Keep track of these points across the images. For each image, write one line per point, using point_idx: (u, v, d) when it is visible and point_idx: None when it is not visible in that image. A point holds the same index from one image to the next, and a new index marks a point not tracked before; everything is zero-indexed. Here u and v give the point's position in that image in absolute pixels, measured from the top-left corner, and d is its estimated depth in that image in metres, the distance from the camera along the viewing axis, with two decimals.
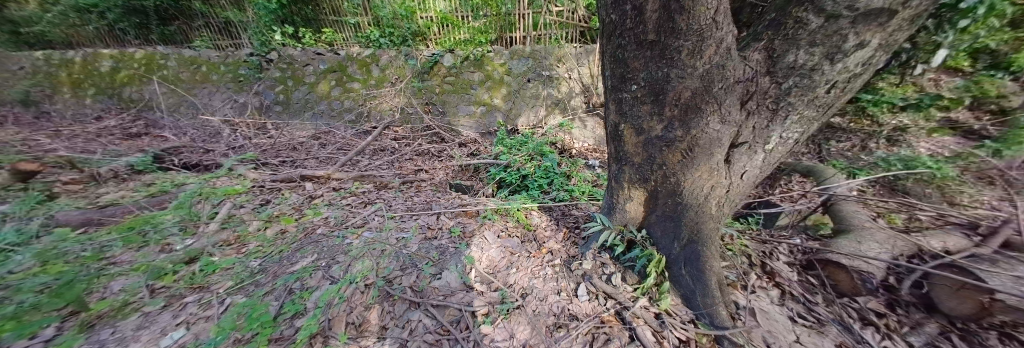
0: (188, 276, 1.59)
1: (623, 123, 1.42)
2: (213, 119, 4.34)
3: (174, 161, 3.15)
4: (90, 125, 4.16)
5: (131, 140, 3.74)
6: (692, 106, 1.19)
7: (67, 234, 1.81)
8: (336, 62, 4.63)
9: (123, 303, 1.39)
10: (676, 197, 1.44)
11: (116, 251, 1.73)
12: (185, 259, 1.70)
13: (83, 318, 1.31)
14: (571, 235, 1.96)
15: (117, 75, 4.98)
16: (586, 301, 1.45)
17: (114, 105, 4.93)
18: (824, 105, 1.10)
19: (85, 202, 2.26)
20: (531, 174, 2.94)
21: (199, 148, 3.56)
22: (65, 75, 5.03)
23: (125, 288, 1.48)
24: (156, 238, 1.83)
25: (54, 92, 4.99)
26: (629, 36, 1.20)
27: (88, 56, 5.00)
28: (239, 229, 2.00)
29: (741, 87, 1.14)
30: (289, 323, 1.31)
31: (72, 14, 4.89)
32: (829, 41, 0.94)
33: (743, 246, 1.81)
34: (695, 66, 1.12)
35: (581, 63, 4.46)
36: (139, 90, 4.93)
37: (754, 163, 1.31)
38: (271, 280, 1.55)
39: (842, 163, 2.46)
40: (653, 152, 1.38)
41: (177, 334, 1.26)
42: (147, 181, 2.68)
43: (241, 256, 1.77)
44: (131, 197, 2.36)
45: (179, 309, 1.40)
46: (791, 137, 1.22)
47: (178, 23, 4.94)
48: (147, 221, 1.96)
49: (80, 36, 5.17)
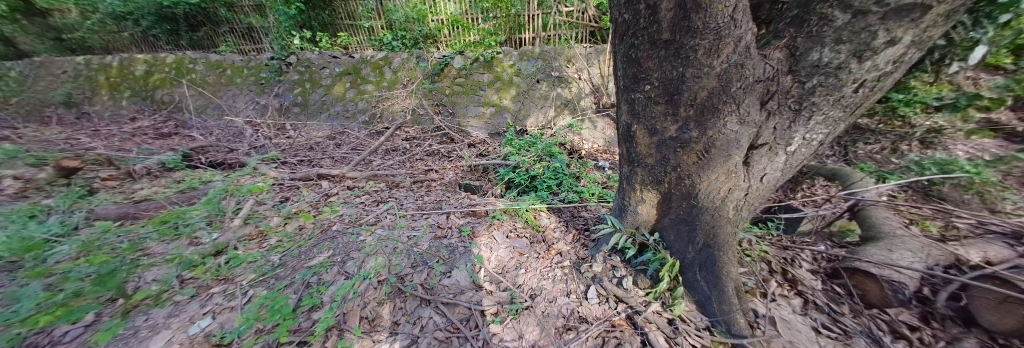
0: (215, 268, 1.66)
1: (635, 123, 1.40)
2: (237, 119, 4.51)
3: (202, 159, 3.31)
4: (126, 125, 4.42)
5: (163, 140, 3.95)
6: (708, 106, 1.15)
7: (110, 227, 1.95)
8: (351, 65, 4.78)
9: (159, 291, 1.47)
10: (690, 200, 1.39)
11: (149, 243, 1.82)
12: (212, 252, 1.77)
13: (120, 305, 1.39)
14: (580, 237, 1.93)
15: (150, 78, 5.28)
16: (596, 304, 1.43)
17: (148, 107, 5.22)
18: (851, 105, 1.04)
19: (122, 198, 2.41)
20: (540, 175, 2.94)
21: (224, 148, 3.72)
22: (103, 79, 5.36)
23: (159, 278, 1.56)
24: (187, 231, 1.93)
25: (94, 94, 5.33)
26: (643, 35, 1.18)
27: (125, 61, 5.33)
28: (261, 224, 2.08)
29: (761, 86, 1.09)
30: (307, 316, 1.36)
31: (109, 21, 5.24)
32: (856, 38, 0.89)
33: (763, 252, 1.74)
34: (713, 65, 1.09)
35: (591, 63, 4.42)
36: (170, 93, 5.20)
37: (776, 165, 1.24)
38: (290, 274, 1.61)
39: (871, 166, 2.34)
40: (667, 154, 1.34)
41: (205, 323, 1.32)
42: (177, 178, 2.82)
43: (263, 250, 1.84)
44: (164, 193, 2.50)
45: (206, 299, 1.46)
46: (815, 139, 1.16)
47: (205, 29, 5.24)
48: (178, 216, 2.07)
49: (117, 41, 5.55)
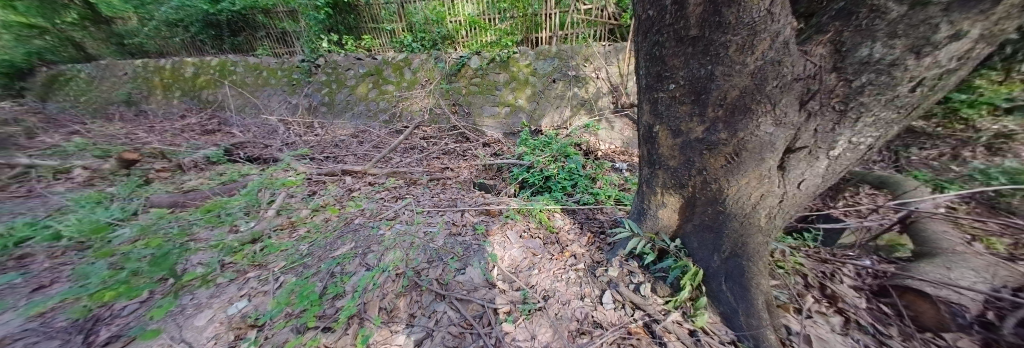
0: (251, 255, 1.76)
1: (657, 124, 1.34)
2: (271, 118, 4.77)
3: (241, 154, 3.52)
4: (176, 122, 4.81)
5: (208, 136, 4.26)
6: (739, 106, 1.07)
7: (163, 213, 2.12)
8: (374, 66, 4.94)
9: (205, 273, 1.59)
10: (717, 206, 1.31)
11: (196, 229, 1.96)
12: (249, 239, 1.88)
13: (173, 285, 1.52)
14: (595, 240, 1.88)
15: (198, 79, 5.69)
16: (611, 309, 1.39)
17: (196, 106, 5.63)
18: (909, 106, 0.87)
19: (174, 187, 2.62)
20: (555, 175, 2.90)
21: (260, 144, 3.95)
22: (158, 80, 5.85)
23: (204, 261, 1.68)
24: (229, 219, 2.06)
25: (150, 94, 5.84)
26: (669, 32, 1.14)
27: (175, 64, 5.80)
28: (292, 216, 2.18)
29: (800, 84, 0.97)
30: (331, 303, 1.41)
31: (164, 28, 5.75)
32: (914, 32, 0.74)
33: (799, 264, 1.62)
34: (746, 62, 1.01)
35: (609, 62, 4.29)
36: (214, 93, 5.58)
37: (815, 171, 1.10)
38: (317, 263, 1.67)
39: (926, 174, 2.12)
40: (692, 156, 1.27)
41: (242, 304, 1.42)
42: (220, 170, 3.03)
43: (294, 240, 1.92)
44: (208, 184, 2.68)
45: (243, 282, 1.56)
46: (863, 143, 0.99)
47: (244, 34, 5.62)
48: (221, 206, 2.21)
49: (169, 46, 6.06)
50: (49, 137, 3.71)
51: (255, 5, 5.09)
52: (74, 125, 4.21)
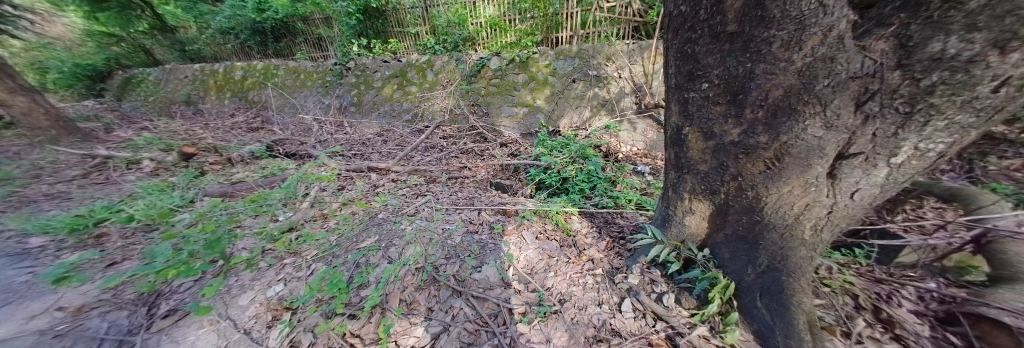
0: (289, 243, 1.87)
1: (687, 125, 1.28)
2: (307, 117, 5.04)
3: (281, 150, 3.72)
4: (225, 120, 5.23)
5: (252, 133, 4.60)
6: (783, 106, 0.97)
7: (218, 201, 2.32)
8: (399, 68, 5.09)
9: (251, 257, 1.73)
10: (753, 215, 1.21)
11: (243, 217, 2.12)
12: (287, 227, 2.01)
13: (222, 267, 1.68)
14: (614, 245, 1.81)
15: (245, 81, 6.14)
16: (631, 318, 1.32)
17: (242, 106, 6.05)
18: (995, 108, 0.69)
19: (223, 179, 2.85)
20: (572, 177, 2.84)
21: (297, 141, 4.17)
22: (212, 82, 6.42)
23: (249, 247, 1.83)
24: (270, 209, 2.21)
25: (205, 95, 6.43)
26: (703, 28, 1.08)
27: (226, 67, 6.34)
28: (324, 208, 2.28)
29: (856, 83, 0.83)
30: (356, 292, 1.47)
31: (218, 36, 6.33)
32: (1001, 23, 0.59)
33: (849, 284, 1.40)
34: (792, 59, 0.91)
35: (633, 60, 4.09)
36: (258, 94, 5.97)
37: (871, 180, 0.95)
38: (344, 254, 1.75)
39: (1009, 187, 1.84)
40: (726, 160, 1.19)
41: (278, 288, 1.53)
42: (262, 164, 3.24)
43: (325, 230, 2.01)
44: (252, 176, 2.88)
45: (280, 268, 1.67)
46: (931, 149, 0.82)
47: (285, 40, 6.05)
48: (265, 197, 2.38)
49: (222, 51, 6.67)
50: (123, 132, 4.28)
51: (295, 13, 5.41)
52: (143, 122, 4.76)
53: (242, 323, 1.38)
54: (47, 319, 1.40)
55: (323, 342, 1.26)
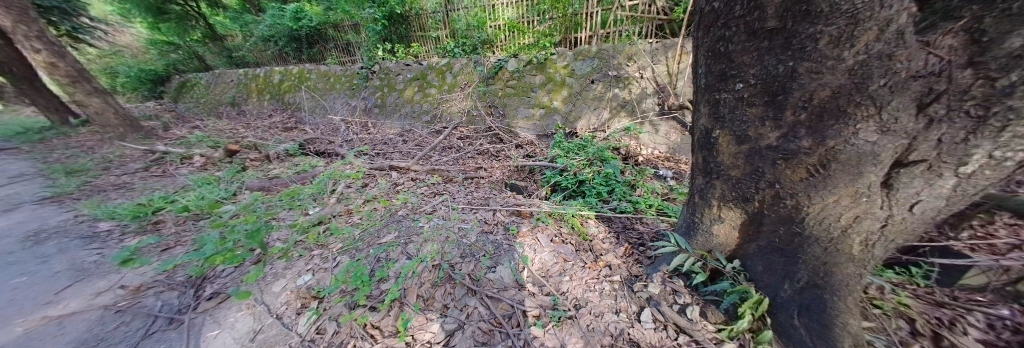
0: (319, 235, 1.93)
1: (718, 128, 1.21)
2: (334, 118, 5.25)
3: (312, 148, 3.88)
4: (263, 120, 5.57)
5: (286, 132, 4.87)
6: (830, 108, 0.88)
7: (259, 195, 2.47)
8: (420, 71, 5.20)
9: (286, 247, 1.80)
10: (792, 226, 1.12)
11: (279, 211, 2.24)
12: (316, 221, 2.09)
13: (260, 255, 1.77)
14: (634, 251, 1.74)
15: (281, 84, 6.51)
16: (651, 329, 1.26)
17: (278, 107, 6.40)
18: None
19: (261, 174, 3.03)
20: (590, 180, 2.77)
21: (326, 140, 4.34)
22: (253, 85, 6.91)
23: (284, 238, 1.91)
24: (300, 204, 2.31)
25: (247, 97, 6.94)
26: (738, 25, 1.02)
27: (266, 72, 6.81)
28: (349, 204, 2.34)
29: (918, 82, 0.73)
30: (377, 285, 1.49)
31: (261, 43, 6.87)
32: None
33: (906, 307, 1.15)
34: (842, 57, 0.81)
35: (656, 60, 3.92)
36: (292, 96, 6.29)
37: (936, 191, 0.84)
38: (367, 248, 1.78)
39: None
40: (762, 166, 1.11)
41: (307, 277, 1.59)
42: (295, 162, 3.40)
43: (351, 225, 2.06)
44: (286, 172, 3.03)
45: (309, 259, 1.73)
46: (1014, 157, 0.70)
47: (318, 46, 6.42)
48: (298, 192, 2.50)
49: (264, 57, 7.23)
50: (179, 131, 4.77)
51: (327, 21, 5.82)
52: (197, 123, 5.27)
53: (275, 309, 1.44)
54: (111, 295, 1.56)
55: (346, 331, 1.29)
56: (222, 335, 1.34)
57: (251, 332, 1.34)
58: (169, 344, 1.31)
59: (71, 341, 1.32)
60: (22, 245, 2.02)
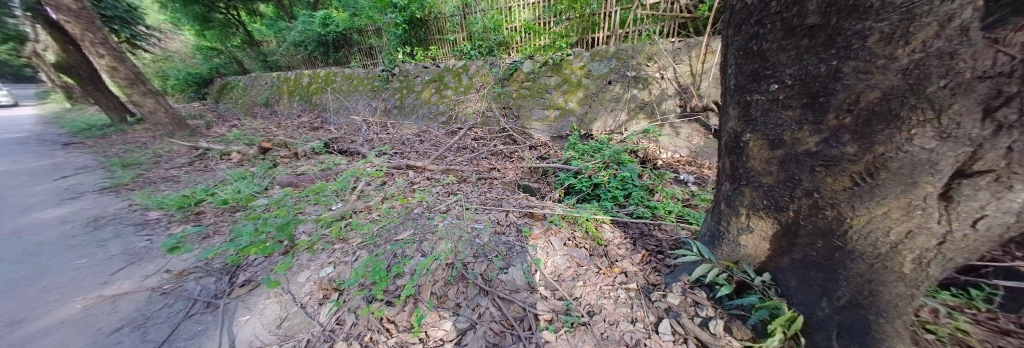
0: (343, 230, 1.97)
1: (748, 132, 1.15)
2: (356, 118, 5.40)
3: (336, 147, 4.01)
4: (292, 120, 5.83)
5: (312, 131, 5.07)
6: (879, 112, 0.80)
7: (288, 190, 2.56)
8: (437, 73, 5.29)
9: (312, 241, 1.85)
10: (832, 238, 1.03)
11: (305, 206, 2.31)
12: (339, 216, 2.14)
13: (288, 246, 1.82)
14: (652, 259, 1.68)
15: (308, 86, 6.80)
16: (669, 341, 1.20)
17: (305, 107, 6.67)
18: None
19: (289, 170, 3.16)
20: (605, 183, 2.71)
21: (349, 139, 4.48)
22: (284, 87, 7.26)
23: (309, 232, 1.97)
24: (323, 200, 2.38)
25: (277, 98, 7.30)
26: (774, 22, 0.96)
27: (296, 75, 7.16)
28: (368, 201, 2.39)
29: (984, 84, 0.65)
30: (393, 281, 1.50)
31: (292, 48, 7.25)
32: None
33: (966, 335, 1.01)
34: (895, 55, 0.74)
35: (678, 60, 3.79)
36: (318, 97, 6.54)
37: (1005, 205, 0.75)
38: (384, 244, 1.80)
39: None
40: (798, 173, 1.04)
41: (328, 270, 1.62)
42: (320, 159, 3.52)
43: (371, 221, 2.10)
44: (312, 169, 3.15)
45: (331, 252, 1.77)
46: None
47: (342, 51, 6.67)
48: (323, 189, 2.57)
49: (292, 59, 7.58)
50: (221, 130, 5.13)
51: (352, 26, 6.05)
52: (234, 122, 5.61)
53: (299, 298, 1.48)
54: (158, 279, 1.67)
55: (364, 324, 1.31)
56: (251, 321, 1.39)
57: (278, 320, 1.38)
58: (205, 326, 1.37)
59: (121, 319, 1.40)
60: (84, 229, 2.18)
